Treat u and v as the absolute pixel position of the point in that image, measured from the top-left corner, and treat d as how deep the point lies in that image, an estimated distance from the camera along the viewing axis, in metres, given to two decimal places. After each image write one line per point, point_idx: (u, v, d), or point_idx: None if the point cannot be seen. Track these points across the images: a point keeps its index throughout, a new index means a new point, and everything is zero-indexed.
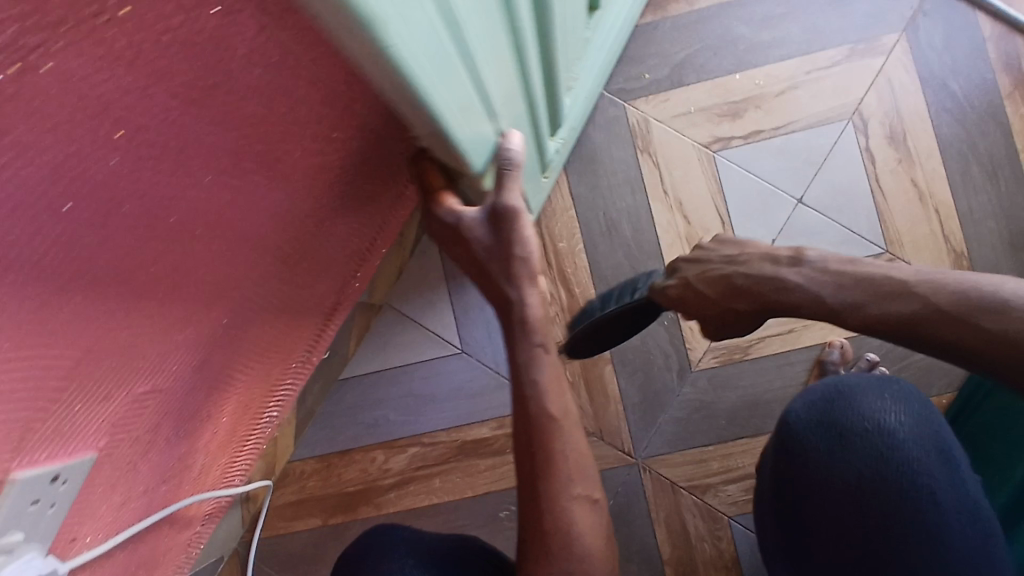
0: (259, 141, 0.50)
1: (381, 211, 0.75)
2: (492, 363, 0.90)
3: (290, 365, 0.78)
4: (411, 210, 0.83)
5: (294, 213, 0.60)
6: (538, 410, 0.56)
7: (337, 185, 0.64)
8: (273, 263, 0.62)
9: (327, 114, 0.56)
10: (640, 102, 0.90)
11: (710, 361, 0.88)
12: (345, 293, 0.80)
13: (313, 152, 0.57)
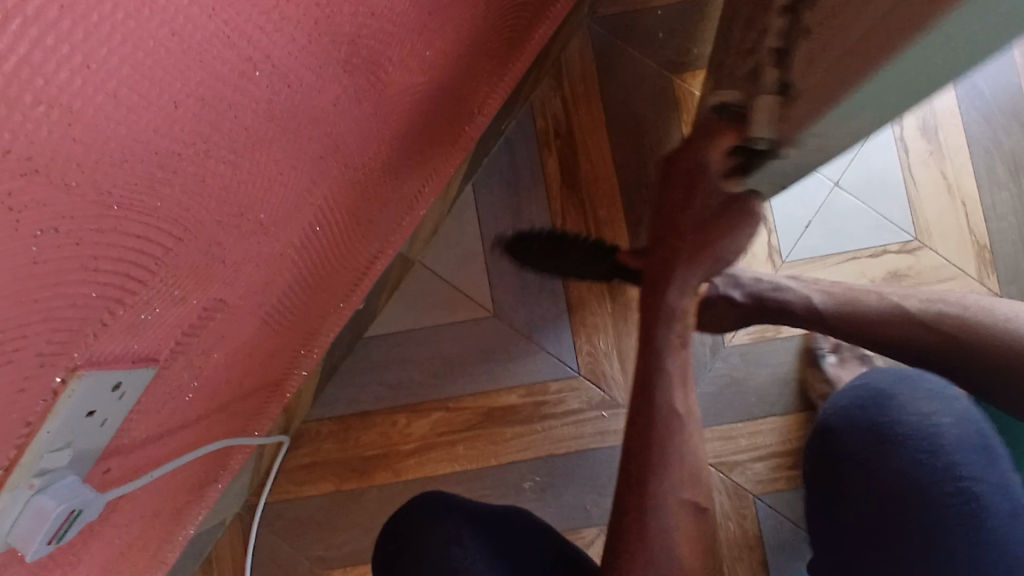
0: (371, 32, 0.47)
1: (434, 149, 0.73)
2: (524, 328, 0.87)
3: (328, 311, 0.74)
4: (461, 160, 0.81)
5: (373, 131, 0.57)
6: (662, 403, 0.53)
7: (411, 109, 0.61)
8: (346, 186, 0.58)
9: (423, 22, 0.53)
10: (688, 76, 0.90)
11: (744, 337, 0.87)
12: (388, 240, 0.76)
13: (407, 62, 0.54)
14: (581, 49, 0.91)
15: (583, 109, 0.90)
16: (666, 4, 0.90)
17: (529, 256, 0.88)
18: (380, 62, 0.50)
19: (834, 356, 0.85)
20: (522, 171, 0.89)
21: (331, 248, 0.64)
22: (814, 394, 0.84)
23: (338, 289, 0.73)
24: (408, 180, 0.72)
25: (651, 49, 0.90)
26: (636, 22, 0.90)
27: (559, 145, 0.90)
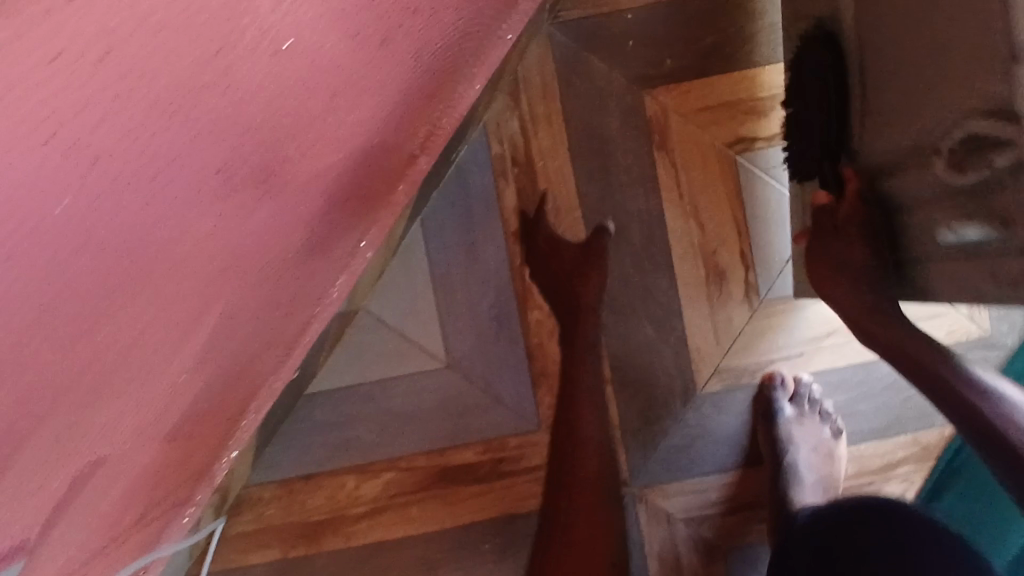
0: (256, 147, 0.37)
1: (368, 203, 0.63)
2: (481, 379, 0.80)
3: (257, 387, 0.66)
4: (404, 202, 0.71)
5: (282, 224, 0.48)
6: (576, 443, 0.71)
7: (332, 182, 0.52)
8: (252, 287, 0.49)
9: (334, 105, 0.43)
10: (660, 91, 0.80)
11: (715, 384, 0.81)
12: (325, 299, 0.68)
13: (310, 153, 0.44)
14: (541, 59, 0.80)
15: (544, 130, 0.80)
16: (638, 6, 0.79)
17: (486, 299, 0.80)
18: (277, 163, 0.41)
19: (790, 406, 0.78)
20: (475, 202, 0.80)
21: (249, 338, 0.56)
22: (767, 449, 0.79)
23: (269, 360, 0.65)
24: (341, 239, 0.63)
25: (619, 60, 0.80)
26: (604, 28, 0.79)
27: (517, 172, 0.80)
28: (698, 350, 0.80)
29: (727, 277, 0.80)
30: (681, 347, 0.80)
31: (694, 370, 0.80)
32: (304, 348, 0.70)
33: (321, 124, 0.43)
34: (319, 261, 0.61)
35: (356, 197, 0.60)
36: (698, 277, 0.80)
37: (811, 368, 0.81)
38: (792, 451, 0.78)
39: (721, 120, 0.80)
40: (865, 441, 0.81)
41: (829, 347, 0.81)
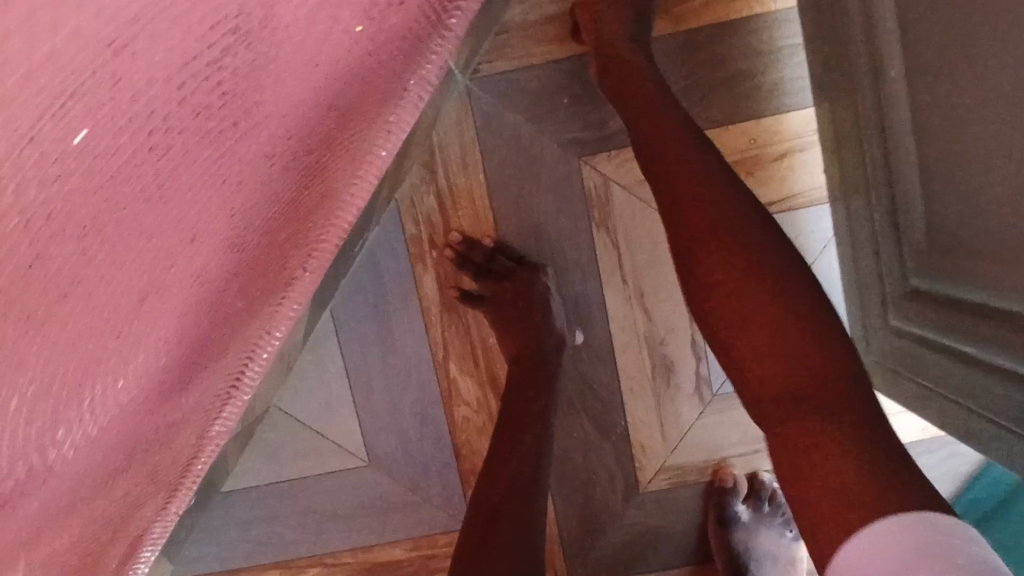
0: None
1: (241, 346, 0.55)
2: (405, 479, 0.74)
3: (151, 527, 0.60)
4: (301, 312, 0.62)
5: (83, 475, 0.40)
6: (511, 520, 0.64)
7: (157, 396, 0.44)
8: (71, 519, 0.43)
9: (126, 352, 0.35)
10: (600, 160, 0.67)
11: (660, 482, 0.74)
12: (207, 435, 0.60)
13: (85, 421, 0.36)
14: (458, 123, 0.67)
15: (466, 208, 0.69)
16: (573, 54, 0.65)
17: (407, 396, 0.72)
18: (33, 473, 0.33)
19: (747, 509, 0.73)
20: (390, 291, 0.70)
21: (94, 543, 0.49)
22: (717, 553, 0.73)
23: (150, 510, 0.59)
24: (207, 393, 0.55)
25: (552, 122, 0.67)
26: (532, 83, 0.66)
27: (437, 255, 0.70)
28: (642, 447, 0.73)
29: (676, 370, 0.72)
30: (622, 447, 0.73)
31: (637, 466, 0.74)
32: (194, 479, 0.63)
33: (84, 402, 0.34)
34: (178, 427, 0.53)
35: (212, 360, 0.51)
36: (643, 370, 0.72)
37: (766, 465, 0.74)
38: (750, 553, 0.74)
39: None
40: None
41: None
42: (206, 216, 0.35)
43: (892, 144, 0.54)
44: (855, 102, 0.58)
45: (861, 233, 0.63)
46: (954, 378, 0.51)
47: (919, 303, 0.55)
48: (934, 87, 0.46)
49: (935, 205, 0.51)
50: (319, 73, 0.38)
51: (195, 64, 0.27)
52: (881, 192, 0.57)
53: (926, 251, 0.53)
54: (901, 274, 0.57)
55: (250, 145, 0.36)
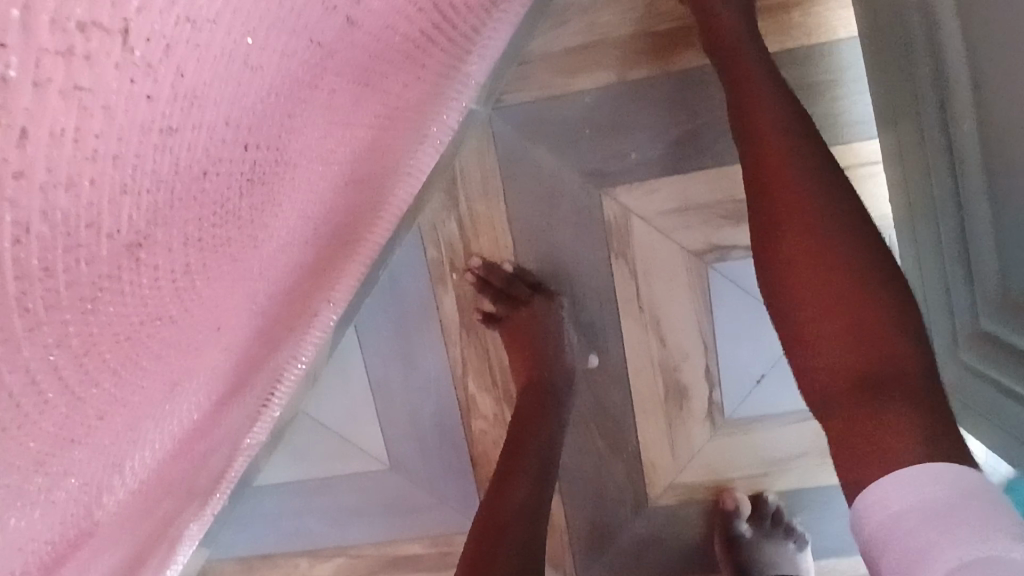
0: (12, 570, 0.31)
1: (273, 368, 0.57)
2: (424, 481, 0.78)
3: (189, 524, 0.64)
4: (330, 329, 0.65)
5: (122, 518, 0.44)
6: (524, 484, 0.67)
7: (187, 439, 0.47)
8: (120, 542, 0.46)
9: (162, 418, 0.39)
10: (620, 190, 0.68)
11: (671, 498, 0.76)
12: (239, 447, 0.64)
13: (120, 480, 0.39)
14: (478, 151, 0.68)
15: (485, 233, 0.70)
16: (597, 86, 0.66)
17: (427, 408, 0.76)
18: (80, 527, 0.37)
19: (750, 528, 0.74)
20: (412, 310, 0.73)
21: (134, 561, 0.52)
22: (722, 564, 0.75)
23: (192, 511, 0.63)
24: (242, 412, 0.57)
25: (572, 153, 0.68)
26: (554, 113, 0.67)
27: (459, 277, 0.72)
28: (653, 466, 0.75)
29: (688, 395, 0.73)
30: (634, 465, 0.75)
31: (648, 483, 0.76)
32: (228, 483, 0.68)
33: (116, 469, 0.37)
34: (210, 451, 0.56)
35: (241, 397, 0.54)
36: (656, 394, 0.73)
37: (775, 485, 0.76)
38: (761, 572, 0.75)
39: (693, 225, 0.69)
40: (827, 557, 0.77)
41: (796, 466, 0.75)
42: (231, 309, 0.37)
43: (963, 181, 0.54)
44: (924, 139, 0.58)
45: (930, 267, 0.63)
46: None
47: (996, 349, 0.56)
48: (1020, 150, 0.47)
49: (1013, 265, 0.51)
50: (332, 167, 0.38)
51: (211, 223, 0.28)
52: (952, 229, 0.57)
53: (1000, 304, 0.53)
54: (971, 319, 0.58)
55: (270, 247, 0.37)
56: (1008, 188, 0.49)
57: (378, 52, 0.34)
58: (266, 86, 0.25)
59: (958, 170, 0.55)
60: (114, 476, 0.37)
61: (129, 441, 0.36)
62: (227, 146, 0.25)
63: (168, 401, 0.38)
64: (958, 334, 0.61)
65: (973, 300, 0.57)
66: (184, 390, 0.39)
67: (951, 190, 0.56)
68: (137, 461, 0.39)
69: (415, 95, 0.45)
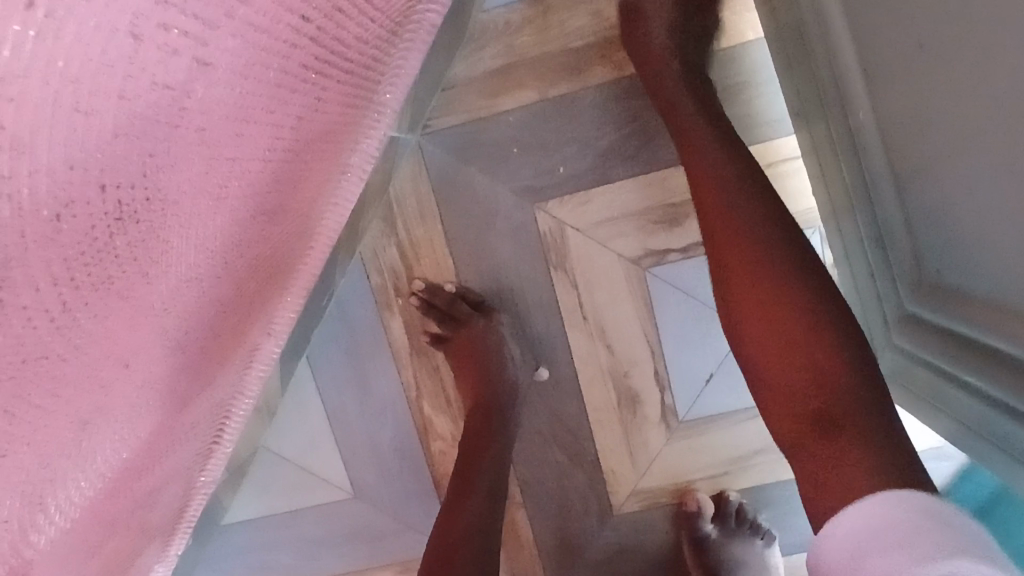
0: None
1: (216, 400, 0.58)
2: (389, 507, 0.78)
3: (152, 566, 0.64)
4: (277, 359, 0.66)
5: (59, 561, 0.44)
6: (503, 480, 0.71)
7: (123, 477, 0.48)
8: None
9: (83, 456, 0.40)
10: (553, 203, 0.70)
11: (634, 504, 0.77)
12: (195, 484, 0.65)
13: (48, 522, 0.39)
14: (412, 177, 0.70)
15: (426, 256, 0.72)
16: (520, 105, 0.68)
17: (385, 433, 0.76)
18: (8, 570, 0.38)
19: (715, 527, 0.74)
20: (362, 337, 0.74)
21: None
22: (694, 568, 0.75)
23: (153, 551, 0.63)
24: (189, 447, 0.58)
25: (503, 172, 0.69)
26: (482, 134, 0.69)
27: (404, 302, 0.73)
28: (613, 474, 0.76)
29: (640, 399, 0.74)
30: (594, 474, 0.76)
31: (610, 491, 0.76)
32: (190, 522, 0.68)
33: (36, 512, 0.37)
34: (159, 490, 0.57)
35: (182, 432, 0.55)
36: (609, 402, 0.74)
37: (737, 484, 0.76)
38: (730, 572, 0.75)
39: (627, 231, 0.70)
40: (797, 552, 0.77)
41: (754, 463, 0.75)
42: (137, 346, 0.39)
43: (868, 168, 0.56)
44: (831, 130, 0.60)
45: (854, 255, 0.64)
46: (964, 408, 0.54)
47: (920, 329, 0.57)
48: (908, 132, 0.48)
49: (921, 244, 0.52)
50: (228, 201, 0.40)
51: (80, 263, 0.30)
52: (865, 214, 0.59)
53: (916, 284, 0.55)
54: (895, 302, 0.59)
55: (168, 282, 0.38)
56: (906, 170, 0.51)
57: (250, 88, 0.36)
58: (110, 129, 0.27)
59: (862, 157, 0.56)
60: (41, 516, 0.38)
61: (50, 479, 0.37)
62: (77, 186, 0.27)
63: (84, 440, 0.39)
64: (886, 318, 0.62)
65: (892, 283, 0.59)
66: (101, 429, 0.40)
67: (859, 178, 0.58)
68: (65, 501, 0.40)
69: (319, 126, 0.47)
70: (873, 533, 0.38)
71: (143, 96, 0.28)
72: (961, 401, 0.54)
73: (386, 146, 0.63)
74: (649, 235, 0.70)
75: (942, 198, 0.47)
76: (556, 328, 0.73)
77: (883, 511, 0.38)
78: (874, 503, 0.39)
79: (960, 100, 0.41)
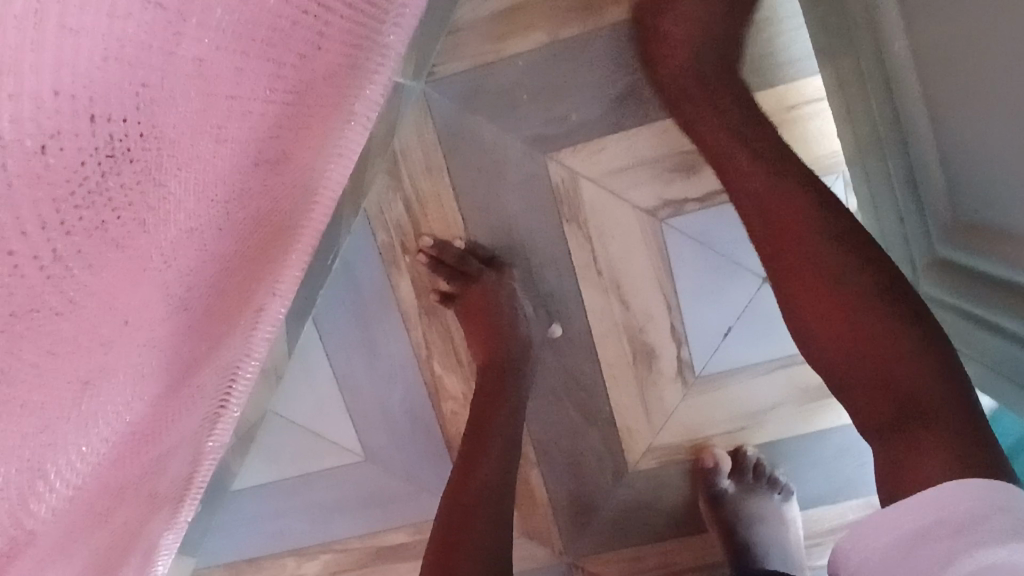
0: None
1: (222, 361, 0.56)
2: (401, 469, 0.77)
3: (161, 533, 0.63)
4: (282, 321, 0.64)
5: (65, 530, 0.42)
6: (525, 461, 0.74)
7: (128, 439, 0.45)
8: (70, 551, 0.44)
9: (85, 419, 0.37)
10: (565, 153, 0.67)
11: (650, 462, 0.75)
12: (203, 450, 0.63)
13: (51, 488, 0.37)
14: (418, 129, 0.67)
15: (434, 211, 0.69)
16: (529, 49, 0.64)
17: (395, 394, 0.75)
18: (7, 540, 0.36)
19: (732, 483, 0.73)
20: (369, 298, 0.72)
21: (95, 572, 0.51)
22: (711, 524, 0.74)
23: (162, 517, 0.61)
24: (195, 410, 0.56)
25: (513, 121, 0.66)
26: (489, 81, 0.65)
27: (411, 260, 0.71)
28: (629, 431, 0.75)
29: (657, 355, 0.72)
30: (610, 432, 0.75)
31: (626, 449, 0.75)
32: (199, 488, 0.67)
33: (37, 478, 0.35)
34: (166, 457, 0.55)
35: (187, 395, 0.53)
36: (624, 359, 0.72)
37: (754, 439, 0.75)
38: (747, 526, 0.74)
39: (643, 182, 0.67)
40: (814, 506, 0.76)
41: (774, 417, 0.74)
42: (139, 301, 0.36)
43: (901, 105, 0.53)
44: (862, 68, 0.57)
45: (883, 200, 0.62)
46: (999, 352, 0.53)
47: (953, 275, 0.54)
48: (946, 61, 0.46)
49: (958, 183, 0.50)
50: (229, 144, 0.37)
51: (70, 204, 0.27)
52: (897, 156, 0.56)
53: (950, 227, 0.52)
54: (927, 247, 0.57)
55: (167, 231, 0.35)
56: (944, 103, 0.48)
57: (248, 16, 0.33)
58: (95, 49, 0.25)
59: (895, 93, 0.53)
60: (42, 483, 0.36)
61: (49, 444, 0.34)
62: (64, 116, 0.25)
63: (84, 402, 0.36)
64: (914, 263, 0.60)
65: (924, 227, 0.56)
66: (102, 389, 0.38)
67: (892, 116, 0.55)
68: (66, 468, 0.38)
69: (323, 67, 0.44)
70: (943, 515, 0.41)
71: (131, 14, 0.25)
72: (996, 347, 0.53)
73: (390, 93, 0.60)
74: (665, 184, 0.67)
75: (983, 132, 0.45)
76: (569, 284, 0.70)
77: (957, 498, 0.41)
78: (945, 490, 0.42)
79: (1003, 21, 0.38)
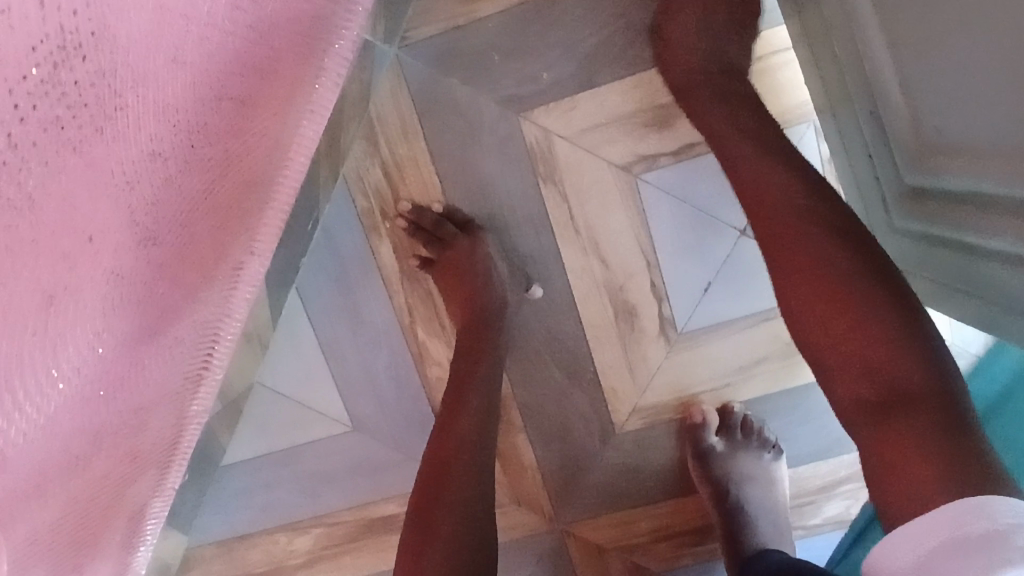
0: None
1: (202, 315, 0.55)
2: (389, 437, 0.77)
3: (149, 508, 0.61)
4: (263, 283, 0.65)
5: (42, 461, 0.43)
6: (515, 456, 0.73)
7: (100, 377, 0.46)
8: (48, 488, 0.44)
9: (52, 339, 0.38)
10: (538, 112, 0.68)
11: (637, 422, 0.75)
12: (186, 414, 0.61)
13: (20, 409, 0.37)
14: (393, 93, 0.68)
15: (412, 174, 0.70)
16: (498, 10, 0.66)
17: (380, 361, 0.75)
18: None
19: (721, 440, 0.73)
20: (351, 265, 0.73)
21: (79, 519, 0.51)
22: (699, 484, 0.74)
23: (145, 486, 0.59)
24: (175, 368, 0.56)
25: (486, 82, 0.67)
26: (461, 43, 0.67)
27: (392, 225, 0.72)
28: (614, 391, 0.75)
29: (638, 313, 0.72)
30: (596, 393, 0.75)
31: (613, 410, 0.75)
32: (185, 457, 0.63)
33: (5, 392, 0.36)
34: (150, 413, 0.55)
35: (166, 345, 0.53)
36: (606, 318, 0.73)
37: (740, 396, 0.75)
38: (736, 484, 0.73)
39: (616, 138, 0.68)
40: (804, 463, 0.76)
41: (760, 372, 0.74)
42: (102, 218, 0.37)
43: (859, 37, 0.54)
44: (823, 8, 0.58)
45: (851, 141, 0.62)
46: (973, 275, 0.53)
47: (920, 203, 0.55)
48: None
49: (918, 106, 0.50)
50: (184, 66, 0.39)
51: (22, 89, 0.28)
52: (860, 91, 0.57)
53: (912, 152, 0.53)
54: (895, 179, 0.57)
55: (127, 148, 0.37)
56: (898, 26, 0.48)
57: None
58: None
59: (854, 28, 0.54)
60: (10, 400, 0.36)
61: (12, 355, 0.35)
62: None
63: (50, 319, 0.37)
64: (886, 197, 0.60)
65: (891, 159, 0.56)
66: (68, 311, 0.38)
67: (852, 52, 0.56)
68: (36, 389, 0.38)
69: None
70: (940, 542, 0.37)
71: None
72: (966, 269, 0.53)
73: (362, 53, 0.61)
74: (639, 140, 0.68)
75: (937, 46, 0.45)
76: (548, 244, 0.71)
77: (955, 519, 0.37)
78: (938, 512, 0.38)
79: None
